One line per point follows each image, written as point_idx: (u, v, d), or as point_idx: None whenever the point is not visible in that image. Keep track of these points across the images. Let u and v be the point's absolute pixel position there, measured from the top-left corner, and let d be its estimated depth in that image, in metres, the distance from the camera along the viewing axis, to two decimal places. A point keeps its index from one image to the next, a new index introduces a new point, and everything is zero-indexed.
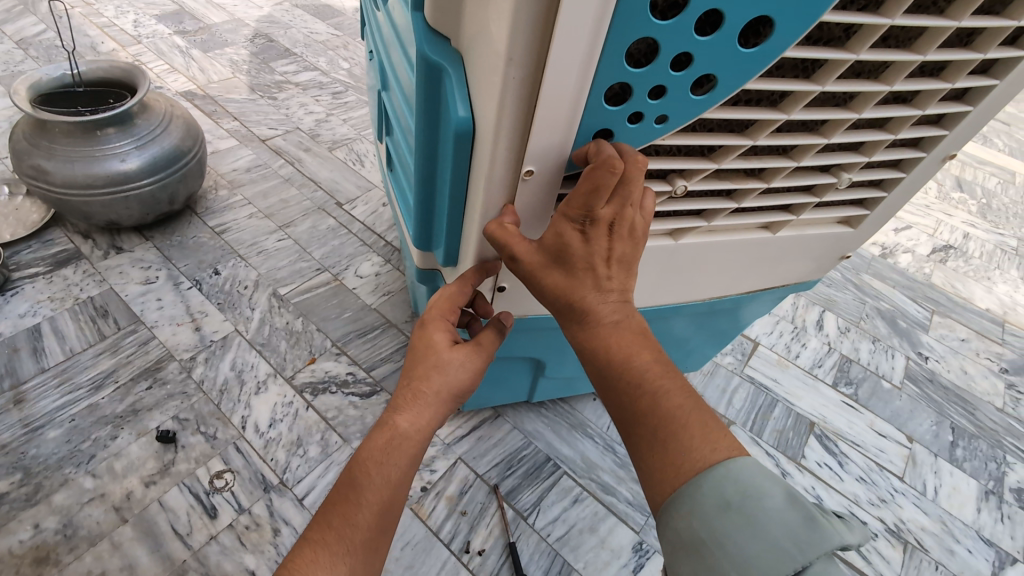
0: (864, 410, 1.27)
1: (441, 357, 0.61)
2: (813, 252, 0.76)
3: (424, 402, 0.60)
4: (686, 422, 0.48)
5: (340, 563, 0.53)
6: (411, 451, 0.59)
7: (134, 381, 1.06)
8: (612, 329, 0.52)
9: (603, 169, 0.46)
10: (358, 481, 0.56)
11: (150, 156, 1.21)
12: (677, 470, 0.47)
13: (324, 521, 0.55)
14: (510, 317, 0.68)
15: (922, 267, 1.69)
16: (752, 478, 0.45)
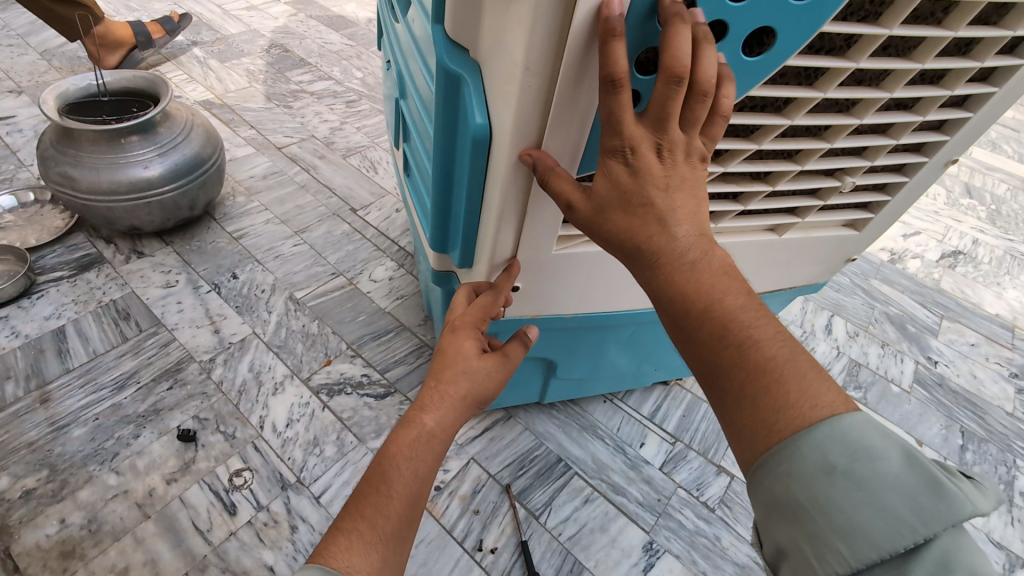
0: (873, 414, 1.27)
1: (469, 364, 0.64)
2: (820, 255, 0.77)
3: (451, 405, 0.63)
4: (777, 375, 0.44)
5: (372, 552, 0.53)
6: (437, 449, 0.61)
7: (155, 381, 1.09)
8: (689, 272, 0.47)
9: (610, 90, 0.44)
10: (388, 473, 0.57)
11: (172, 163, 1.24)
12: (777, 430, 0.43)
13: (356, 511, 0.55)
14: (534, 331, 0.71)
15: (931, 273, 1.69)
16: (856, 436, 0.41)
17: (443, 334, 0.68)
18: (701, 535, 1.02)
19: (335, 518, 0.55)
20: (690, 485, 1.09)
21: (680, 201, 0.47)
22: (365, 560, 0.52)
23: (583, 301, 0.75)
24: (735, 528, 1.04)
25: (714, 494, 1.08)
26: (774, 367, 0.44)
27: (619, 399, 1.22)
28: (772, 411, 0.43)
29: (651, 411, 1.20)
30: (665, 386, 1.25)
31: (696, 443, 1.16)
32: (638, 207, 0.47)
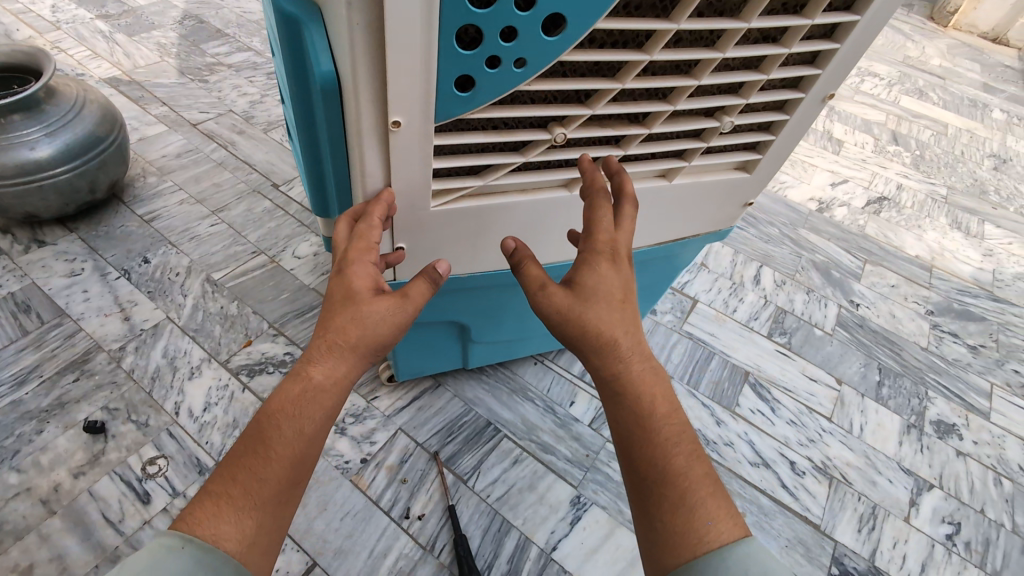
0: (797, 357, 1.32)
1: (361, 304, 0.54)
2: (715, 201, 0.77)
3: (342, 356, 0.54)
4: (700, 488, 0.53)
5: (244, 518, 0.51)
6: (327, 405, 0.55)
7: (60, 374, 1.03)
8: (649, 382, 0.57)
9: (599, 196, 0.58)
10: (268, 433, 0.53)
11: (63, 143, 1.16)
12: (697, 536, 0.51)
13: (230, 474, 0.52)
14: (445, 266, 0.62)
15: (857, 219, 1.74)
16: (764, 558, 0.50)
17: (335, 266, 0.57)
18: None
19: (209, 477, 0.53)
20: None
21: (626, 306, 0.57)
22: (234, 527, 0.51)
23: (478, 260, 0.73)
24: None
25: None
26: (699, 483, 0.54)
27: (550, 360, 1.22)
28: (694, 522, 0.52)
29: (582, 370, 1.21)
30: None
31: None
32: (599, 309, 0.55)
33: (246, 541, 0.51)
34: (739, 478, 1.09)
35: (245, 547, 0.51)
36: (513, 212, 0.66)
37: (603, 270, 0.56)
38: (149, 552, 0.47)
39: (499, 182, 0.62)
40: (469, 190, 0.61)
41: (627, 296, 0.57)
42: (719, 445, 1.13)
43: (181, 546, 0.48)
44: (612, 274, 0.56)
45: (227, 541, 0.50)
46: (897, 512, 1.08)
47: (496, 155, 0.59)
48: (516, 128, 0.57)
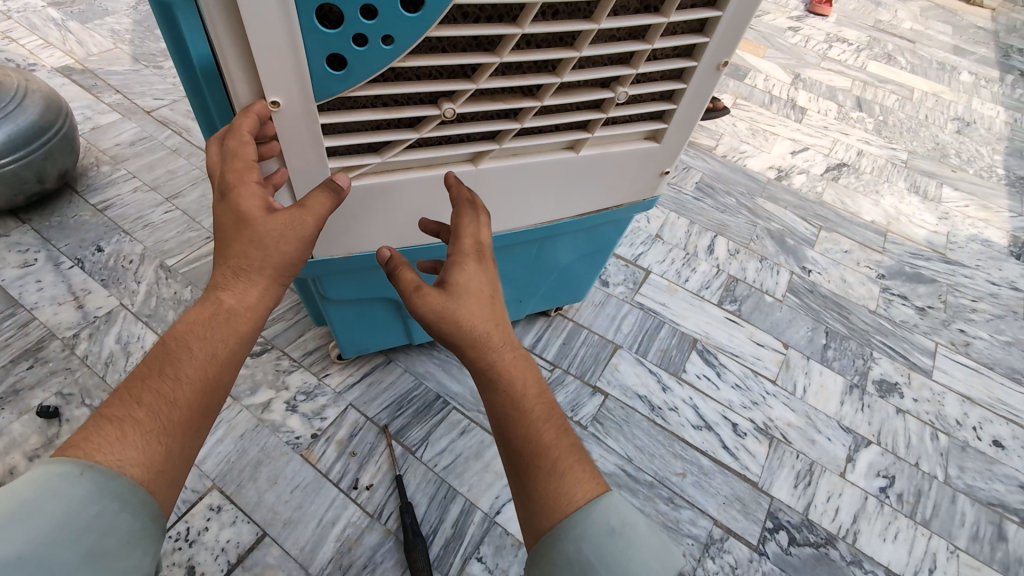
0: (746, 323, 1.35)
1: (260, 220, 0.52)
2: (629, 171, 0.79)
3: (250, 278, 0.54)
4: (567, 458, 0.58)
5: (152, 443, 0.50)
6: (239, 329, 0.55)
7: (14, 363, 1.06)
8: (517, 367, 0.61)
9: (468, 205, 0.61)
10: (174, 357, 0.53)
11: (5, 135, 1.16)
12: (567, 498, 0.55)
13: (134, 397, 0.51)
14: (346, 177, 0.56)
15: (815, 187, 1.76)
16: (623, 511, 0.55)
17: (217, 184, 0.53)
18: None
19: (104, 403, 0.51)
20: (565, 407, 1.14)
21: (494, 299, 0.60)
22: (141, 452, 0.50)
23: (395, 236, 0.75)
24: (605, 441, 1.11)
25: (588, 413, 1.14)
26: (568, 451, 0.58)
27: None
28: (563, 485, 0.56)
29: (532, 342, 1.24)
30: (548, 317, 1.29)
31: (574, 368, 1.21)
32: (471, 303, 0.57)
33: (153, 467, 0.50)
34: (681, 441, 1.13)
35: (152, 473, 0.50)
36: (419, 187, 0.67)
37: (469, 267, 0.58)
38: (41, 478, 0.45)
39: (399, 158, 0.63)
40: (369, 167, 0.63)
41: (494, 290, 0.60)
42: (664, 410, 1.17)
43: (80, 471, 0.46)
44: (475, 269, 0.58)
45: (132, 466, 0.49)
46: (833, 468, 1.13)
47: (391, 132, 0.60)
48: (405, 104, 0.58)
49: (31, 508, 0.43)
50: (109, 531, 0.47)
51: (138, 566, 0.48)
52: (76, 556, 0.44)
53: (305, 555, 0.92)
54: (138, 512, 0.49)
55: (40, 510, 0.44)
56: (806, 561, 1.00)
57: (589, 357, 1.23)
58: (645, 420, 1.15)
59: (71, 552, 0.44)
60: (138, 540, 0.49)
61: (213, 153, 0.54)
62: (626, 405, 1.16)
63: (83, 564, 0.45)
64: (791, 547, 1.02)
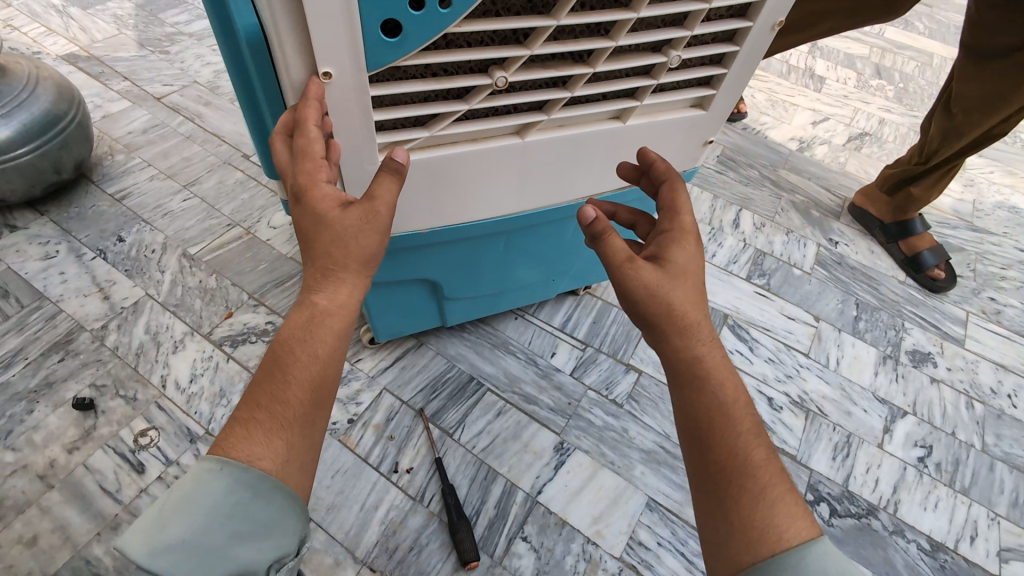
0: (776, 297, 1.33)
1: (337, 217, 0.50)
2: (674, 142, 0.76)
3: (338, 274, 0.52)
4: (774, 485, 0.55)
5: (275, 440, 0.51)
6: (338, 326, 0.53)
7: (45, 356, 1.05)
8: (724, 373, 0.59)
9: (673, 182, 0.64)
10: (282, 360, 0.52)
11: (19, 124, 1.14)
12: (775, 533, 0.53)
13: (254, 400, 0.52)
14: (404, 153, 0.53)
15: (838, 157, 1.73)
16: (842, 560, 0.51)
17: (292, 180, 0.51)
18: (609, 430, 1.08)
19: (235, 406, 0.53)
20: (599, 385, 1.13)
21: (702, 283, 0.61)
22: (266, 447, 0.51)
23: (437, 215, 0.73)
24: (642, 419, 1.10)
25: (623, 391, 1.13)
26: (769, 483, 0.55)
27: (531, 314, 1.24)
28: (766, 518, 0.54)
29: (563, 321, 1.23)
30: (576, 296, 1.27)
31: (606, 346, 1.20)
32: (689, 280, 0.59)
33: (280, 459, 0.51)
34: None
35: (280, 464, 0.51)
36: (465, 162, 0.65)
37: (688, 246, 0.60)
38: (192, 473, 0.49)
39: (446, 132, 0.61)
40: (416, 141, 0.61)
41: (704, 273, 0.61)
42: None
43: (219, 465, 0.49)
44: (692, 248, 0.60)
45: (261, 460, 0.50)
46: (871, 439, 1.12)
47: (439, 104, 0.58)
48: (456, 74, 0.56)
49: (185, 500, 0.48)
50: (252, 515, 0.49)
51: (284, 546, 0.51)
52: (225, 539, 0.47)
53: (351, 539, 0.91)
54: (274, 495, 0.50)
55: (193, 501, 0.47)
56: (848, 532, 1.00)
57: (621, 335, 1.22)
58: None
59: (219, 536, 0.47)
60: (278, 522, 0.50)
61: (279, 150, 0.53)
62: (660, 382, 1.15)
63: (231, 546, 0.47)
64: (833, 518, 1.02)
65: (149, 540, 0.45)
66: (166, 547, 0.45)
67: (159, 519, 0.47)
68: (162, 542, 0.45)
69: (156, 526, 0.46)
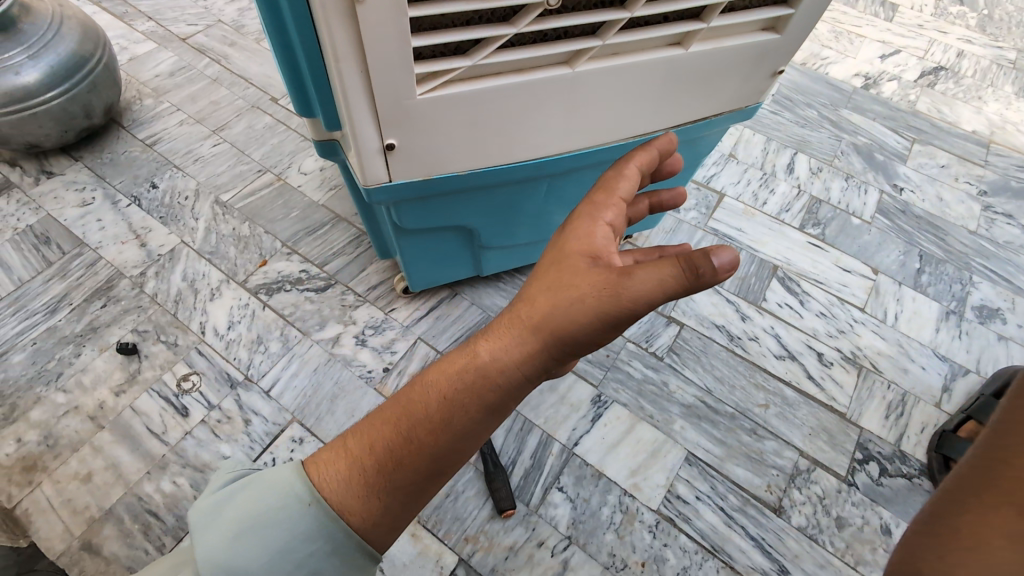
0: (830, 248, 1.25)
1: (576, 273, 0.46)
2: (739, 70, 0.69)
3: (533, 346, 0.47)
4: None
5: (374, 498, 0.46)
6: (489, 398, 0.47)
7: (88, 301, 1.06)
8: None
9: None
10: (418, 406, 0.47)
11: (47, 66, 1.11)
12: None
13: (376, 437, 0.48)
14: (723, 255, 0.42)
15: (907, 95, 1.58)
16: None
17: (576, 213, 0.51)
18: (648, 383, 1.05)
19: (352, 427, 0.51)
20: (639, 338, 1.10)
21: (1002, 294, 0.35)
22: (360, 500, 0.46)
23: (478, 156, 0.68)
24: (683, 373, 1.06)
25: (663, 344, 1.09)
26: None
27: None
28: None
29: None
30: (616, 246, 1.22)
31: None
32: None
33: (369, 519, 0.46)
34: (763, 371, 1.07)
35: (367, 524, 0.46)
36: (510, 96, 0.60)
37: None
38: (280, 495, 0.45)
39: (490, 61, 0.55)
40: (458, 72, 0.55)
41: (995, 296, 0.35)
42: (743, 340, 1.11)
43: (309, 499, 0.45)
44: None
45: (350, 510, 0.46)
46: (928, 398, 1.06)
47: (483, 28, 0.52)
48: None
49: (265, 525, 0.43)
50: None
51: None
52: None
53: None
54: (343, 556, 0.45)
55: (270, 531, 0.43)
56: (899, 491, 0.96)
57: None
58: (724, 349, 1.09)
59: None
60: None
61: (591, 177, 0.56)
62: (703, 335, 1.11)
63: None
64: (883, 477, 0.97)
65: (217, 554, 0.42)
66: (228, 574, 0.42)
67: (235, 531, 0.43)
68: (228, 566, 0.42)
69: (227, 539, 0.43)
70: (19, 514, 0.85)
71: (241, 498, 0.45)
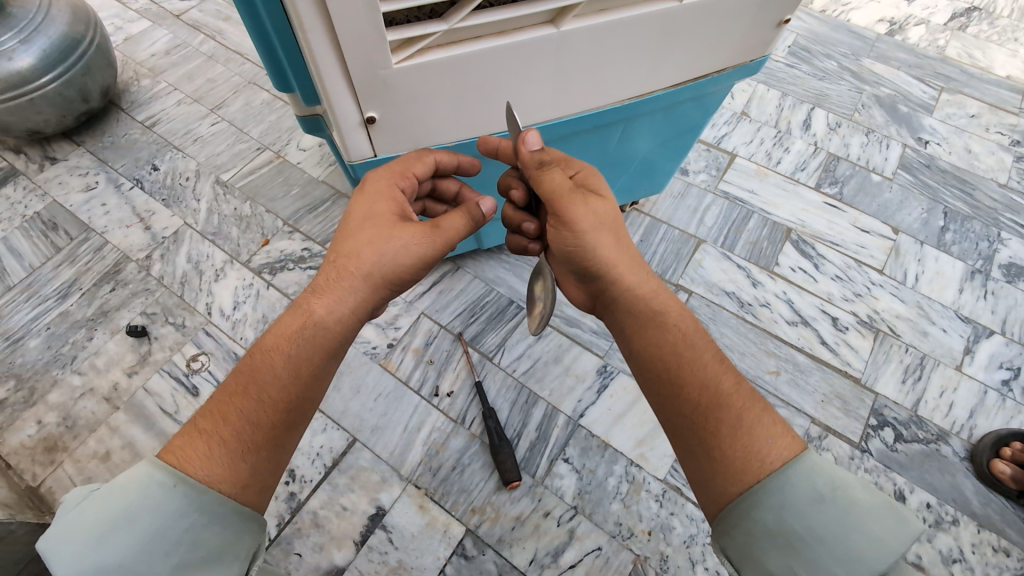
0: (848, 208, 1.20)
1: (367, 228, 0.58)
2: (741, 21, 0.64)
3: (348, 289, 0.57)
4: (751, 408, 0.52)
5: (238, 459, 0.50)
6: (329, 343, 0.57)
7: (97, 286, 1.08)
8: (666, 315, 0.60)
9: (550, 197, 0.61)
10: (264, 369, 0.54)
11: (40, 50, 1.10)
12: (759, 459, 0.49)
13: (221, 409, 0.52)
14: (488, 204, 0.63)
15: (935, 40, 1.48)
16: (832, 472, 0.47)
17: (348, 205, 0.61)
18: None
19: (195, 417, 0.52)
20: None
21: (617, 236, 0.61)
22: (226, 467, 0.49)
23: (466, 126, 0.65)
24: None
25: None
26: (747, 450, 0.49)
27: None
28: (746, 443, 0.50)
29: None
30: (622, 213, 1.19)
31: (653, 266, 1.13)
32: (616, 222, 0.60)
33: (240, 484, 0.49)
34: (775, 338, 1.04)
35: (239, 487, 0.49)
36: (492, 60, 0.57)
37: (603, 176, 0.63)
38: (139, 485, 0.44)
39: (469, 24, 0.52)
40: (434, 37, 0.52)
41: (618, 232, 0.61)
42: (754, 306, 1.08)
43: (173, 481, 0.45)
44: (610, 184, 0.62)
45: (219, 480, 0.48)
46: (949, 361, 1.02)
47: None
48: None
49: (124, 517, 0.43)
50: (202, 545, 0.45)
51: None
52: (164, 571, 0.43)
53: (396, 459, 0.93)
54: (226, 521, 0.47)
55: (137, 522, 0.43)
56: (914, 457, 0.93)
57: (670, 254, 1.14)
58: (734, 317, 1.07)
59: (161, 565, 0.43)
60: (228, 549, 0.47)
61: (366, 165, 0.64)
62: (712, 302, 1.08)
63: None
64: (898, 443, 0.95)
65: (79, 559, 0.41)
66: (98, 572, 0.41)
67: (93, 533, 0.42)
68: (96, 562, 0.41)
69: (87, 542, 0.42)
70: (44, 492, 0.89)
71: (95, 501, 0.43)
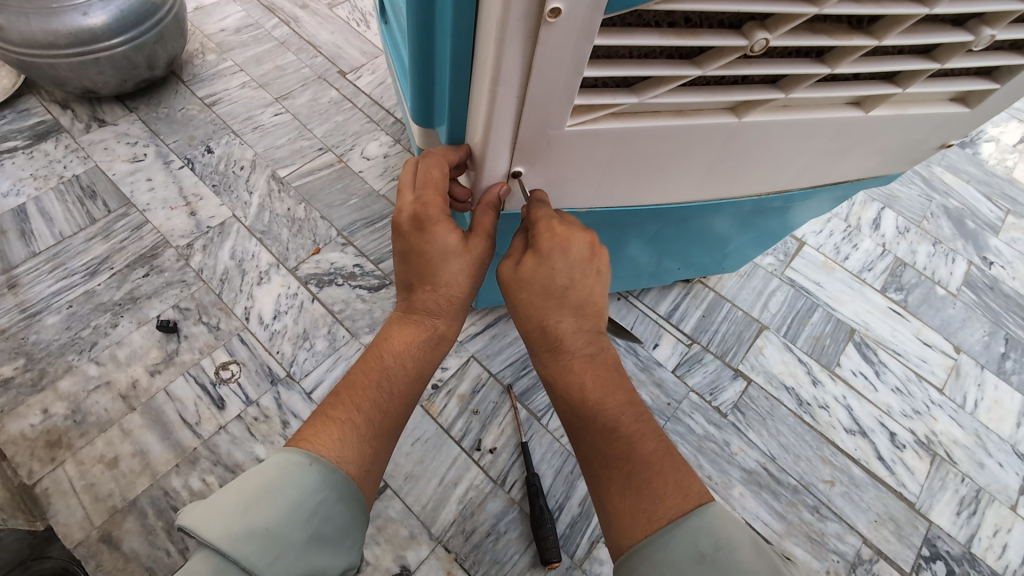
0: (912, 318, 1.17)
1: (460, 259, 0.52)
2: (908, 137, 0.61)
3: (456, 304, 0.55)
4: (651, 466, 0.48)
5: (364, 445, 0.50)
6: (440, 348, 0.57)
7: (130, 268, 1.00)
8: (582, 369, 0.53)
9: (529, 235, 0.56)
10: (386, 370, 0.54)
11: (117, 10, 1.03)
12: (648, 516, 0.45)
13: (346, 402, 0.51)
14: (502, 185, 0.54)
15: (1004, 159, 1.48)
16: (721, 530, 0.43)
17: (404, 233, 0.52)
18: (709, 440, 0.98)
19: (324, 406, 0.51)
20: (703, 389, 1.03)
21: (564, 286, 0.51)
22: (356, 452, 0.49)
23: (600, 194, 0.61)
24: (747, 434, 0.99)
25: (729, 399, 1.03)
26: (638, 505, 0.46)
27: (634, 297, 1.13)
28: (636, 499, 0.46)
29: (669, 310, 1.12)
30: (687, 284, 1.15)
31: (714, 345, 1.08)
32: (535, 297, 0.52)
33: (367, 469, 0.50)
34: (832, 445, 1.00)
35: (363, 472, 0.49)
36: (661, 137, 0.52)
37: (573, 250, 0.51)
38: (275, 463, 0.45)
39: (658, 100, 0.48)
40: (617, 108, 0.47)
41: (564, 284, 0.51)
42: (813, 407, 1.04)
43: (307, 460, 0.46)
44: (563, 257, 0.50)
45: (350, 464, 0.48)
46: (1003, 499, 0.99)
47: (662, 65, 0.44)
48: (700, 27, 0.42)
49: (266, 490, 0.43)
50: (330, 521, 0.45)
51: (348, 559, 0.47)
52: (302, 540, 0.43)
53: (428, 514, 0.86)
54: (349, 502, 0.47)
55: (279, 493, 0.44)
56: None
57: (732, 335, 1.10)
58: (792, 415, 1.02)
59: (298, 534, 0.43)
60: (348, 532, 0.47)
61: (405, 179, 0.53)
62: (771, 396, 1.04)
63: (309, 548, 0.43)
64: None
65: (229, 525, 0.40)
66: (247, 534, 0.41)
67: (236, 505, 0.42)
68: (243, 527, 0.41)
69: (233, 513, 0.41)
70: (39, 492, 0.80)
71: (231, 485, 0.44)
